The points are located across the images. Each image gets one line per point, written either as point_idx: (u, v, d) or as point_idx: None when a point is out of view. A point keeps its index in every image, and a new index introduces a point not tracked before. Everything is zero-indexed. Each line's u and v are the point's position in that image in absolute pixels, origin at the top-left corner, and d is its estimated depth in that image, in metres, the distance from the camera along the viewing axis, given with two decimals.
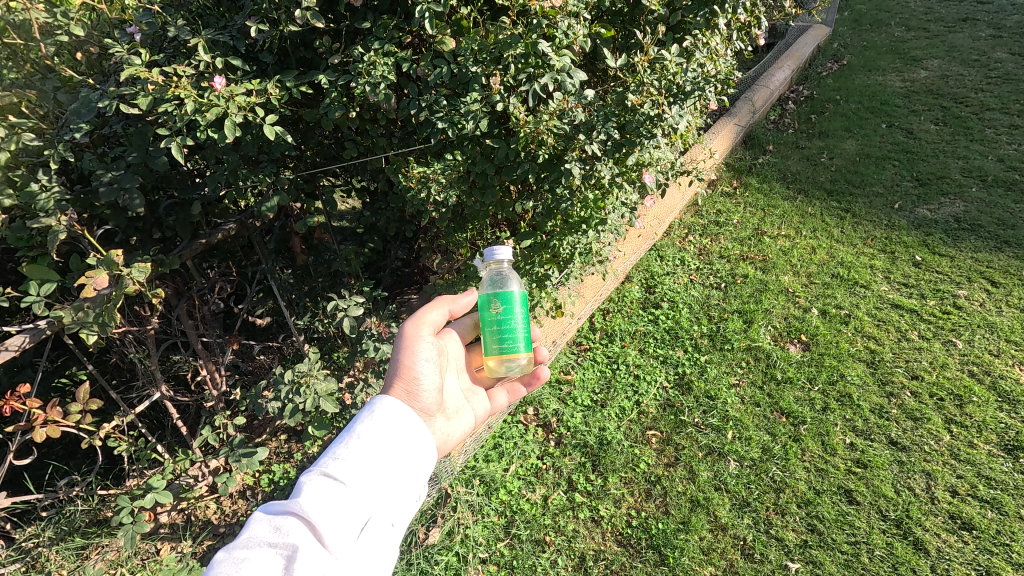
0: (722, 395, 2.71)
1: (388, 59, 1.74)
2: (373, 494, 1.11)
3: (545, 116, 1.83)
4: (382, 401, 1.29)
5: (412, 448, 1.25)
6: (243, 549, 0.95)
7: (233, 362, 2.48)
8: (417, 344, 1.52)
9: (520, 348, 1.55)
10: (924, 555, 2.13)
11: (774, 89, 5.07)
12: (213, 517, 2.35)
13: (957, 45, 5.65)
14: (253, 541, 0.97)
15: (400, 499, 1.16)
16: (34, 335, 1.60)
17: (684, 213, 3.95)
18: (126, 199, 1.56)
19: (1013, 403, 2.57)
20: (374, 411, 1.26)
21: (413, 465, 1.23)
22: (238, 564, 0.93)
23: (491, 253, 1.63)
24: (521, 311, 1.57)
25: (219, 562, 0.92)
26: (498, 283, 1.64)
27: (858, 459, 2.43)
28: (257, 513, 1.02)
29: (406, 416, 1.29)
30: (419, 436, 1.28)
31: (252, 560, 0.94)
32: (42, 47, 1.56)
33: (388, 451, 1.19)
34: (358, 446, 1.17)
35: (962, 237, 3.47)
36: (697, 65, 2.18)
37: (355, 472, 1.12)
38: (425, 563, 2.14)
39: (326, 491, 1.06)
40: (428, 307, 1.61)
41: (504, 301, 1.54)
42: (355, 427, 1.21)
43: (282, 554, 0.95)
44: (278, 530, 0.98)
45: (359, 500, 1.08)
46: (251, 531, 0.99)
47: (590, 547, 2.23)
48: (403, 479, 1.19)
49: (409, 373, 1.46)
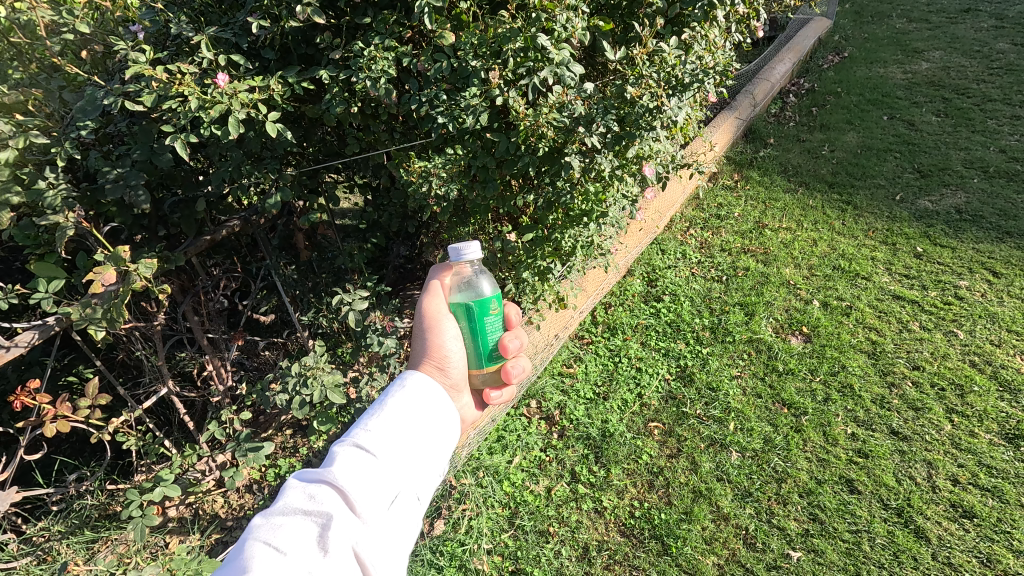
0: (724, 386, 2.73)
1: (389, 53, 1.76)
2: (402, 466, 1.12)
3: (544, 109, 1.85)
4: (413, 375, 1.30)
5: (439, 422, 1.26)
6: (280, 515, 0.97)
7: (239, 358, 2.51)
8: (441, 323, 1.53)
9: (495, 358, 1.56)
10: (925, 543, 2.15)
11: (775, 82, 5.07)
12: (220, 510, 2.39)
13: (959, 36, 5.63)
14: (289, 508, 0.98)
15: (425, 472, 1.17)
16: (42, 332, 1.63)
17: (684, 207, 3.97)
18: (131, 196, 1.58)
19: (1014, 392, 2.58)
20: (405, 385, 1.27)
21: (440, 439, 1.24)
22: (275, 530, 0.94)
23: (457, 255, 1.52)
24: (494, 321, 1.54)
25: (257, 527, 0.94)
26: (470, 284, 1.56)
27: (860, 448, 2.44)
28: (292, 480, 1.02)
29: (434, 391, 1.29)
30: (445, 410, 1.28)
31: (288, 528, 0.94)
32: (48, 45, 1.57)
33: (414, 425, 1.19)
34: (387, 419, 1.17)
35: (963, 228, 3.46)
36: (695, 57, 2.21)
37: (386, 445, 1.12)
38: (431, 554, 2.16)
39: (358, 461, 1.07)
40: (439, 287, 1.60)
41: (472, 314, 1.49)
42: (385, 400, 1.22)
43: (317, 521, 0.96)
44: (313, 497, 0.98)
45: (389, 472, 1.08)
46: (287, 498, 1.00)
47: (594, 538, 2.25)
48: (430, 454, 1.20)
49: (438, 351, 1.49)
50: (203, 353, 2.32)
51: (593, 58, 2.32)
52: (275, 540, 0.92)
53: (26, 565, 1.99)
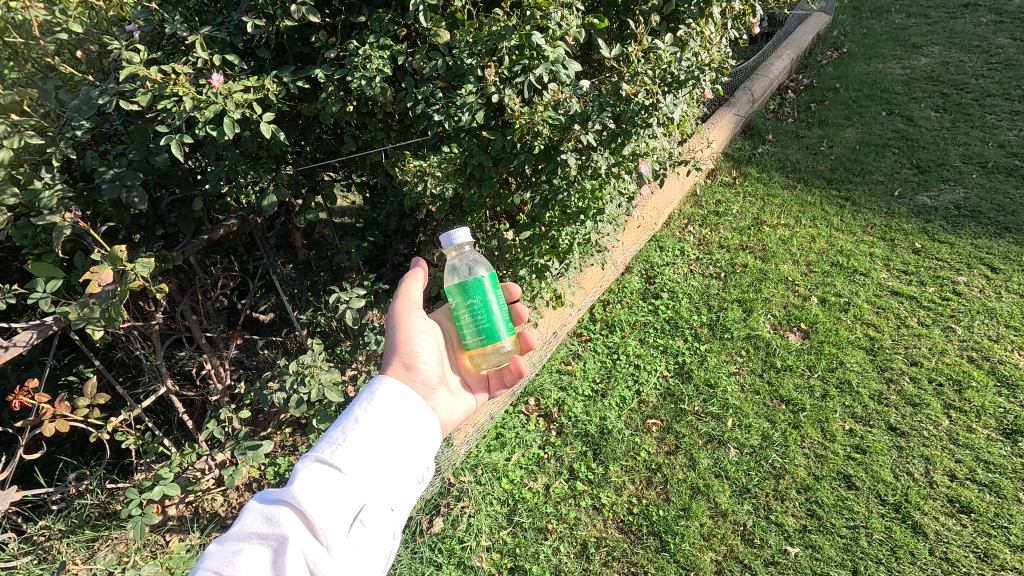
0: (722, 382, 2.74)
1: (384, 52, 1.75)
2: (370, 480, 1.12)
3: (540, 107, 1.87)
4: (382, 383, 1.28)
5: (413, 430, 1.25)
6: (237, 541, 0.96)
7: (238, 357, 2.51)
8: (409, 319, 1.56)
9: (501, 333, 1.56)
10: (923, 538, 2.15)
11: (773, 78, 5.07)
12: (221, 508, 2.40)
13: (958, 31, 5.62)
14: (246, 533, 0.97)
15: (396, 483, 1.17)
16: (41, 331, 1.64)
17: (683, 204, 3.97)
18: (128, 195, 1.58)
19: (1012, 387, 2.58)
20: (374, 395, 1.26)
21: (414, 447, 1.24)
22: (231, 557, 0.94)
23: (450, 240, 1.61)
24: (494, 296, 1.56)
25: (211, 555, 0.94)
26: (465, 266, 1.61)
27: (858, 444, 2.45)
28: (252, 501, 1.02)
29: (406, 399, 1.28)
30: (417, 419, 1.27)
31: (244, 554, 0.94)
32: (43, 45, 1.56)
33: (383, 438, 1.19)
34: (355, 433, 1.17)
35: (962, 224, 3.46)
36: (691, 54, 2.22)
37: (352, 460, 1.12)
38: (430, 551, 2.18)
39: (323, 478, 1.07)
40: (410, 281, 1.61)
41: (468, 292, 1.53)
42: (355, 412, 1.21)
43: (274, 545, 0.95)
44: (271, 520, 0.98)
45: (355, 487, 1.08)
46: (246, 522, 1.00)
47: (592, 534, 2.26)
48: (403, 463, 1.20)
49: (406, 346, 1.50)
50: (202, 352, 2.32)
51: (590, 55, 2.32)
52: (230, 567, 0.92)
53: (27, 564, 2.01)
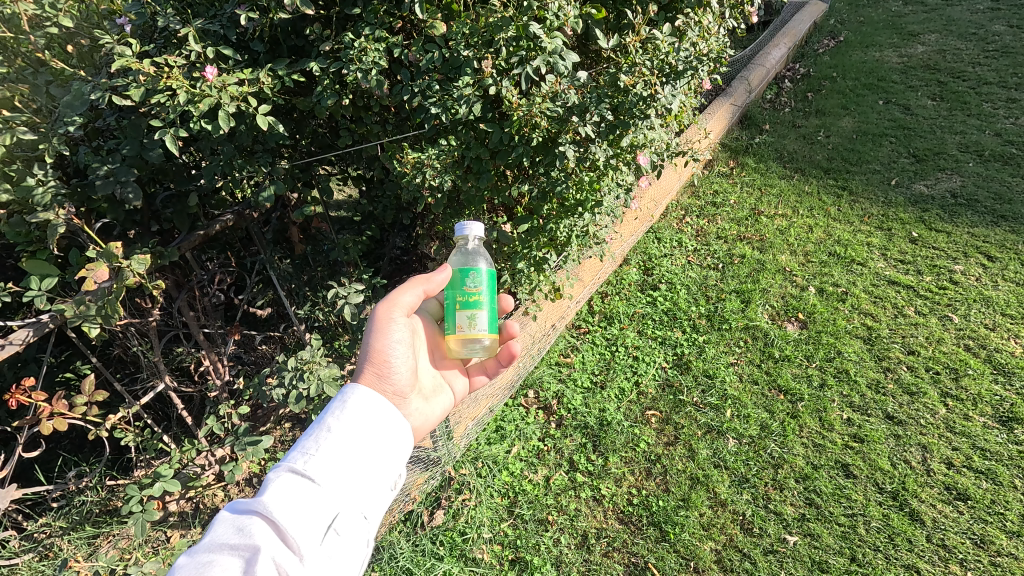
0: (720, 373, 2.75)
1: (380, 44, 1.74)
2: (343, 488, 1.12)
3: (537, 98, 1.84)
4: (355, 390, 1.28)
5: (388, 437, 1.26)
6: (208, 552, 0.95)
7: (236, 352, 2.51)
8: (389, 327, 1.52)
9: (481, 327, 1.54)
10: (920, 525, 2.17)
11: (769, 67, 5.03)
12: (221, 504, 2.40)
13: (955, 19, 5.59)
14: (217, 543, 0.96)
15: (369, 491, 1.17)
16: (37, 329, 1.61)
17: (680, 195, 3.98)
18: (122, 191, 1.56)
19: (1008, 375, 2.60)
20: (345, 402, 1.25)
21: (388, 453, 1.24)
22: (202, 567, 0.93)
23: (461, 230, 1.67)
24: (487, 287, 1.56)
25: (181, 566, 0.92)
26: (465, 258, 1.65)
27: (855, 433, 2.47)
28: (223, 513, 1.01)
29: (380, 405, 1.28)
30: (392, 425, 1.28)
31: (216, 564, 0.93)
32: (32, 39, 1.52)
33: (357, 446, 1.18)
34: (328, 441, 1.16)
35: (959, 212, 3.46)
36: (689, 43, 2.21)
37: (325, 470, 1.11)
38: (432, 544, 2.19)
39: (295, 489, 1.06)
40: (403, 290, 1.57)
41: (468, 274, 1.54)
42: (327, 420, 1.20)
43: (245, 555, 0.95)
44: (242, 531, 0.97)
45: (328, 496, 1.08)
46: (217, 532, 0.99)
47: (592, 525, 2.27)
48: (376, 472, 1.19)
49: (380, 356, 1.46)
50: (199, 348, 2.29)
51: (586, 47, 2.32)
52: None
53: (28, 561, 2.01)
